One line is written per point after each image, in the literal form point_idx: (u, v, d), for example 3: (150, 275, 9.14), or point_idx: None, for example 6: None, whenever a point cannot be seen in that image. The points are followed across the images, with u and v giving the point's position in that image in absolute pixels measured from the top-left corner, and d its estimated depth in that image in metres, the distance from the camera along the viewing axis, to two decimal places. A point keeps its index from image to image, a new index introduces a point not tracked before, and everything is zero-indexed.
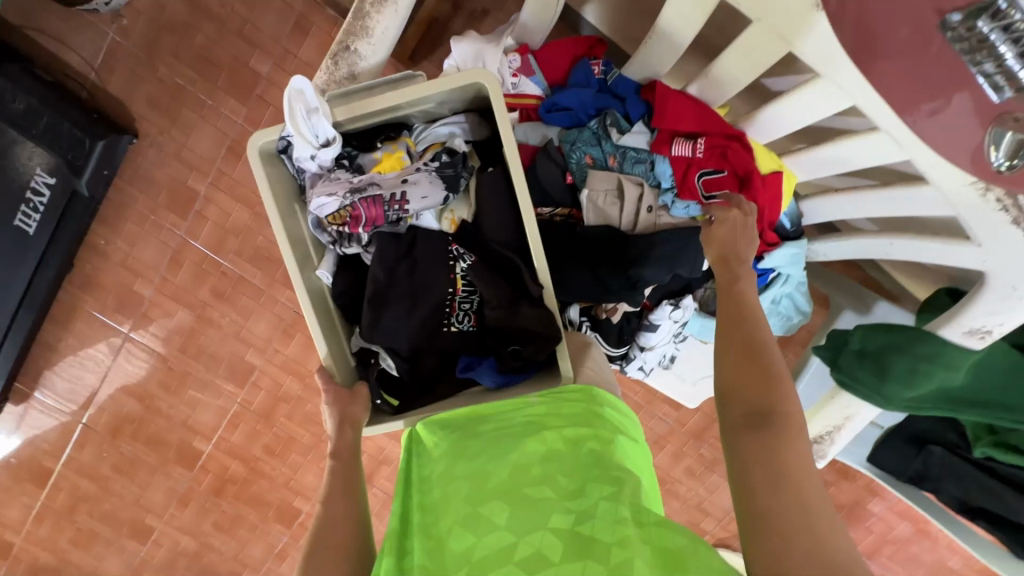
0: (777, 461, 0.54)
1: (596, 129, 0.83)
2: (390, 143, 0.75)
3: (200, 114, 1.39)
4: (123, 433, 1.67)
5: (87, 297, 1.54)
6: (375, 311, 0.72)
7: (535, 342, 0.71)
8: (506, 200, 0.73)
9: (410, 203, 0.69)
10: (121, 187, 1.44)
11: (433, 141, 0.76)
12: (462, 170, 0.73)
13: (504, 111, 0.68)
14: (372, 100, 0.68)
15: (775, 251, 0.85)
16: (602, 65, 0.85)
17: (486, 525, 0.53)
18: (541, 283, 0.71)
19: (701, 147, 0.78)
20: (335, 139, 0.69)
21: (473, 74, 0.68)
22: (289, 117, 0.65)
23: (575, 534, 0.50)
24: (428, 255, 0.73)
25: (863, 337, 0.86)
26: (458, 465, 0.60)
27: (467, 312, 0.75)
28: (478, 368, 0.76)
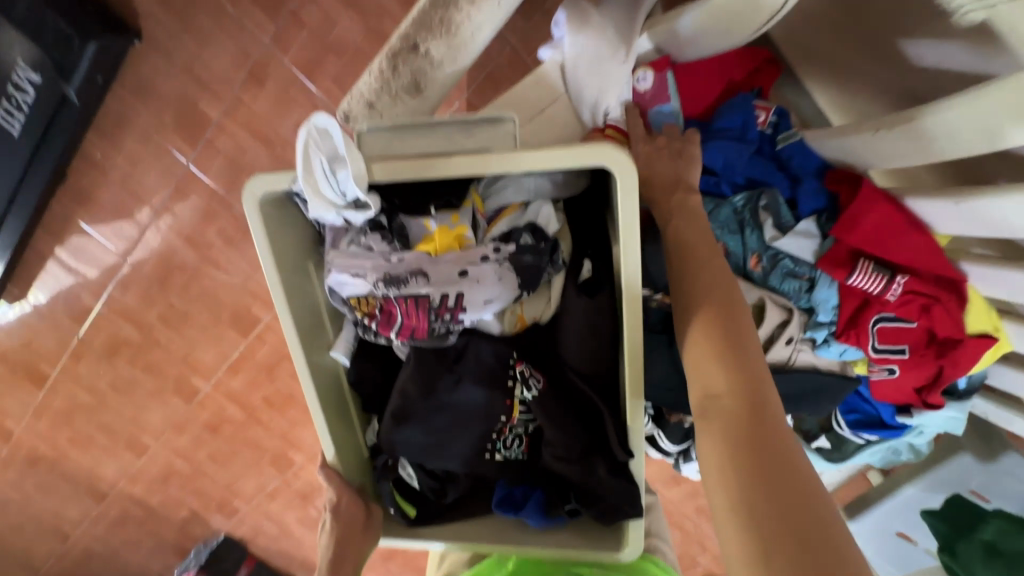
0: (735, 435, 0.48)
1: (741, 210, 0.62)
2: (450, 210, 0.52)
3: (218, 23, 1.11)
4: (120, 355, 1.58)
5: (83, 211, 1.36)
6: (399, 429, 0.55)
7: (602, 506, 0.55)
8: (603, 319, 0.52)
9: (467, 310, 0.49)
10: (119, 95, 1.20)
11: (508, 202, 0.54)
12: (547, 261, 0.51)
13: (633, 209, 0.46)
14: (444, 162, 0.47)
15: (930, 414, 0.64)
16: (773, 117, 0.63)
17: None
18: (632, 450, 0.54)
19: (898, 287, 0.56)
20: (368, 203, 0.48)
21: (596, 149, 0.45)
22: (302, 159, 0.46)
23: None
24: (482, 371, 0.53)
25: (996, 529, 0.71)
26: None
27: (517, 437, 0.57)
28: (522, 507, 0.60)
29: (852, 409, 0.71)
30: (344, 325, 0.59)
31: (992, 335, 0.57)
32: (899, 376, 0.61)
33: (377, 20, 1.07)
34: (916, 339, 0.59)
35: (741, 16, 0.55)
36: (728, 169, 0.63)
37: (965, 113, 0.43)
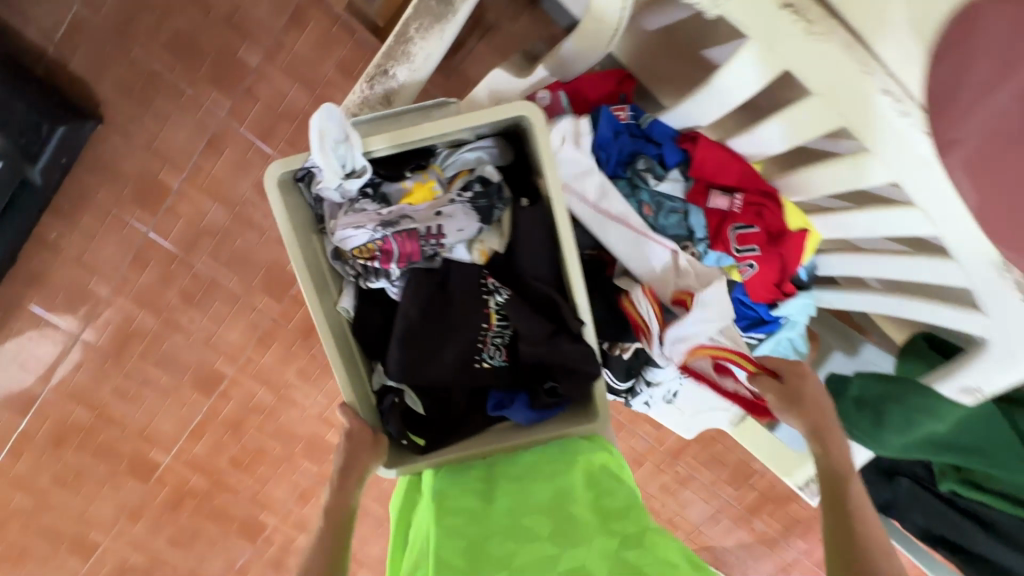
0: None
1: (630, 178, 0.81)
2: (420, 172, 0.73)
3: (177, 104, 1.26)
4: (68, 443, 1.52)
5: (33, 294, 1.38)
6: (404, 349, 0.70)
7: (572, 378, 0.71)
8: (544, 234, 0.71)
9: (446, 236, 0.69)
10: (78, 176, 1.29)
11: (460, 168, 0.73)
12: (495, 200, 0.71)
13: (549, 148, 0.66)
14: (413, 131, 0.66)
15: (790, 300, 0.87)
16: (630, 111, 0.82)
17: (532, 542, 0.64)
18: (581, 318, 0.71)
19: (738, 202, 0.78)
20: (363, 169, 0.67)
21: (516, 105, 0.65)
22: (319, 144, 0.63)
23: (619, 562, 0.61)
24: (462, 287, 0.71)
25: (861, 384, 0.92)
26: (498, 484, 0.71)
27: (498, 346, 0.73)
28: (510, 407, 0.75)
29: (744, 317, 0.92)
30: (346, 284, 0.75)
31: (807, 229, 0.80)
32: (760, 270, 0.82)
33: (323, 89, 1.27)
34: (763, 240, 0.80)
35: (603, 29, 0.79)
36: (616, 157, 0.82)
37: (735, 74, 0.66)
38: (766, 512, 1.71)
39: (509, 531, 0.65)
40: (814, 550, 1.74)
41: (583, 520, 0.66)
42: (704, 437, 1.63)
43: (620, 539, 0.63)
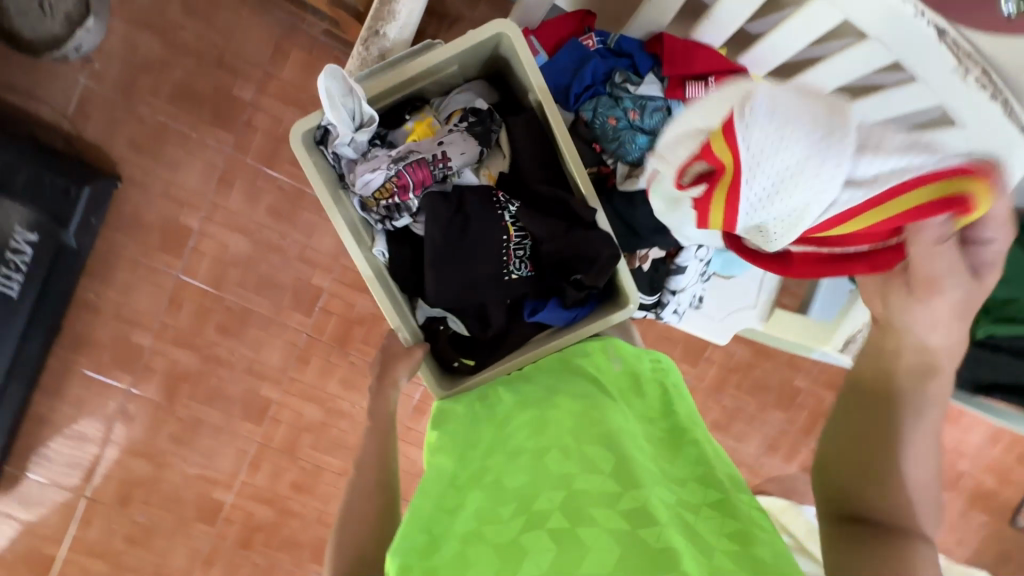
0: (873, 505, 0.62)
1: (611, 92, 0.88)
2: (418, 113, 0.79)
3: (185, 149, 1.37)
4: (134, 499, 1.56)
5: (82, 357, 1.46)
6: (436, 268, 0.75)
7: (594, 269, 0.73)
8: (538, 144, 0.78)
9: (452, 160, 0.75)
10: (107, 235, 1.39)
11: (453, 107, 0.80)
12: (490, 124, 0.77)
13: (529, 58, 0.73)
14: (408, 68, 0.72)
15: None
16: (596, 36, 0.91)
17: (592, 469, 0.57)
18: (591, 207, 0.74)
19: (713, 85, 0.84)
20: (371, 118, 0.72)
21: (490, 25, 0.71)
22: (328, 101, 0.68)
23: (682, 521, 0.53)
24: (478, 207, 0.75)
25: None
26: (558, 398, 0.66)
27: (523, 259, 0.77)
28: (545, 310, 0.79)
29: None
30: (377, 232, 0.80)
31: None
32: None
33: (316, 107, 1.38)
34: None
35: None
36: (594, 77, 0.90)
37: None
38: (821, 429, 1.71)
39: (566, 449, 0.59)
40: None
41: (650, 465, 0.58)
42: (741, 365, 1.64)
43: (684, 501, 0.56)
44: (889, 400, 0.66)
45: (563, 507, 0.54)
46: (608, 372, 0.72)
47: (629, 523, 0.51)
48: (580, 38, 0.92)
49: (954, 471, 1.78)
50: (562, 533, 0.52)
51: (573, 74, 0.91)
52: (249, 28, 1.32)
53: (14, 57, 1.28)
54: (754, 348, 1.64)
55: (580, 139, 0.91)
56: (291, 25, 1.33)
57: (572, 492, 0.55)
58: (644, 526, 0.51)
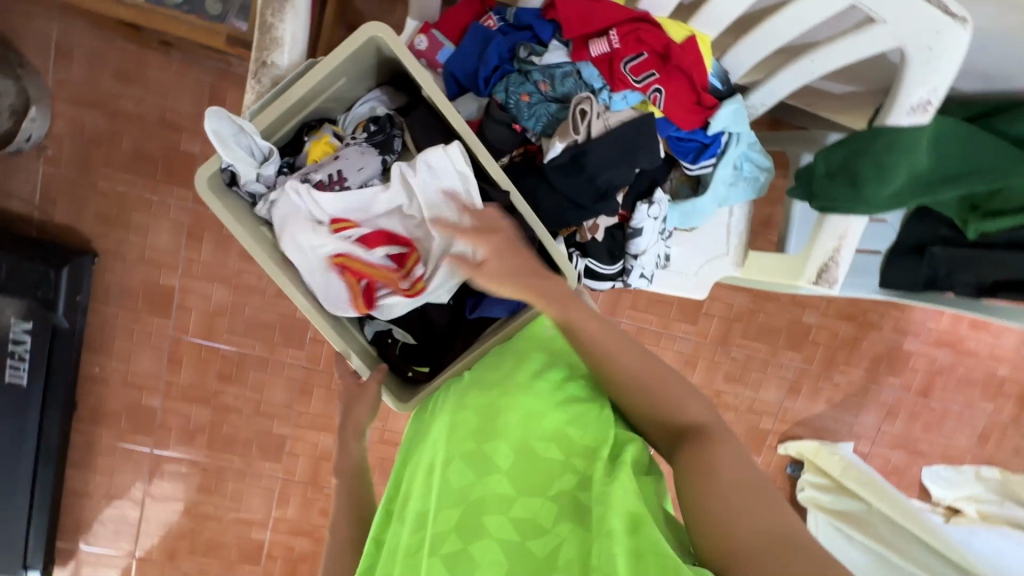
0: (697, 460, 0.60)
1: (519, 69, 0.86)
2: (316, 132, 0.78)
3: (151, 213, 1.40)
4: (180, 552, 1.61)
5: (101, 428, 1.52)
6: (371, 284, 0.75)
7: None
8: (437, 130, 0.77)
9: (349, 178, 0.74)
10: (98, 309, 1.44)
11: (357, 121, 0.79)
12: (390, 130, 0.77)
13: (408, 53, 0.70)
14: (293, 91, 0.72)
15: (718, 112, 0.88)
16: (495, 16, 0.88)
17: (489, 471, 0.64)
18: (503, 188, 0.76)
19: (616, 38, 0.81)
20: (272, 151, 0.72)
21: (365, 30, 0.69)
22: (220, 144, 0.67)
23: (569, 511, 0.61)
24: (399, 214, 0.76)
25: (825, 158, 0.89)
26: (468, 396, 0.71)
27: None
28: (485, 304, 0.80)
29: (689, 151, 0.94)
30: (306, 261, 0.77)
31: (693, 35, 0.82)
32: (667, 90, 0.84)
33: None
34: (657, 62, 0.83)
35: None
36: (500, 57, 0.87)
37: None
38: (842, 362, 1.64)
39: (467, 457, 0.66)
40: (912, 381, 1.66)
41: (547, 451, 0.65)
42: (744, 314, 1.59)
43: (576, 480, 0.63)
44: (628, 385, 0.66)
45: (458, 527, 0.61)
46: (533, 348, 0.75)
47: (517, 524, 0.60)
48: (481, 20, 0.89)
49: (995, 378, 1.68)
50: (456, 554, 0.59)
51: (480, 59, 0.88)
52: (183, 83, 1.35)
53: None
54: (753, 294, 1.58)
55: (499, 121, 0.87)
56: (222, 71, 1.36)
57: (469, 504, 0.62)
58: (531, 536, 0.59)
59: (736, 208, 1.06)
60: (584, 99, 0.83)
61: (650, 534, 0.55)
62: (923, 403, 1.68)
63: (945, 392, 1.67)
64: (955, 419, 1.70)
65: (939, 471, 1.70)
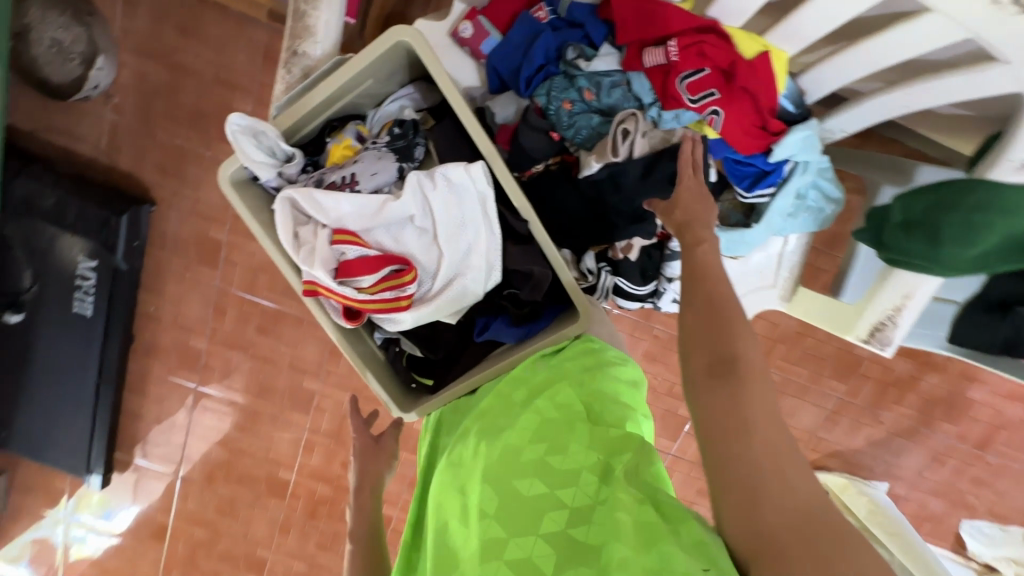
0: (742, 407, 0.56)
1: (566, 72, 0.80)
2: (338, 133, 0.77)
3: (204, 168, 1.45)
4: (217, 478, 1.77)
5: (154, 361, 1.66)
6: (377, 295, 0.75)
7: (529, 284, 0.75)
8: (459, 140, 0.75)
9: (361, 182, 0.71)
10: (155, 253, 1.53)
11: (385, 121, 0.77)
12: (413, 137, 0.74)
13: (436, 61, 0.67)
14: (321, 89, 0.70)
15: (783, 139, 0.78)
16: (546, 9, 0.81)
17: (480, 521, 0.61)
18: (525, 219, 0.74)
19: (674, 50, 0.73)
20: (295, 152, 0.73)
21: (395, 32, 0.66)
22: (240, 149, 0.68)
23: (565, 545, 0.57)
24: None
25: (902, 208, 0.78)
26: (459, 448, 0.71)
27: None
28: (494, 327, 0.81)
29: (745, 176, 0.85)
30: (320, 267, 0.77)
31: (767, 50, 0.72)
32: (727, 113, 0.76)
33: None
34: (719, 79, 0.74)
35: None
36: (546, 55, 0.80)
37: None
38: (891, 400, 1.51)
39: (463, 514, 0.64)
40: (970, 431, 1.51)
41: (534, 481, 0.61)
42: (789, 336, 1.48)
43: (569, 512, 0.59)
44: (708, 302, 0.62)
45: None
46: (521, 387, 0.74)
47: (517, 568, 0.57)
48: (531, 10, 0.82)
49: None
50: None
51: (526, 54, 0.81)
52: (239, 41, 1.35)
53: (51, 102, 1.41)
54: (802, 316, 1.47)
55: (535, 127, 0.81)
56: (277, 31, 1.34)
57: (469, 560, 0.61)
58: None
59: (792, 237, 0.96)
60: (628, 116, 0.77)
61: (663, 550, 0.52)
62: (978, 455, 1.53)
63: (1007, 448, 1.52)
64: (1015, 477, 1.54)
65: (981, 527, 1.57)
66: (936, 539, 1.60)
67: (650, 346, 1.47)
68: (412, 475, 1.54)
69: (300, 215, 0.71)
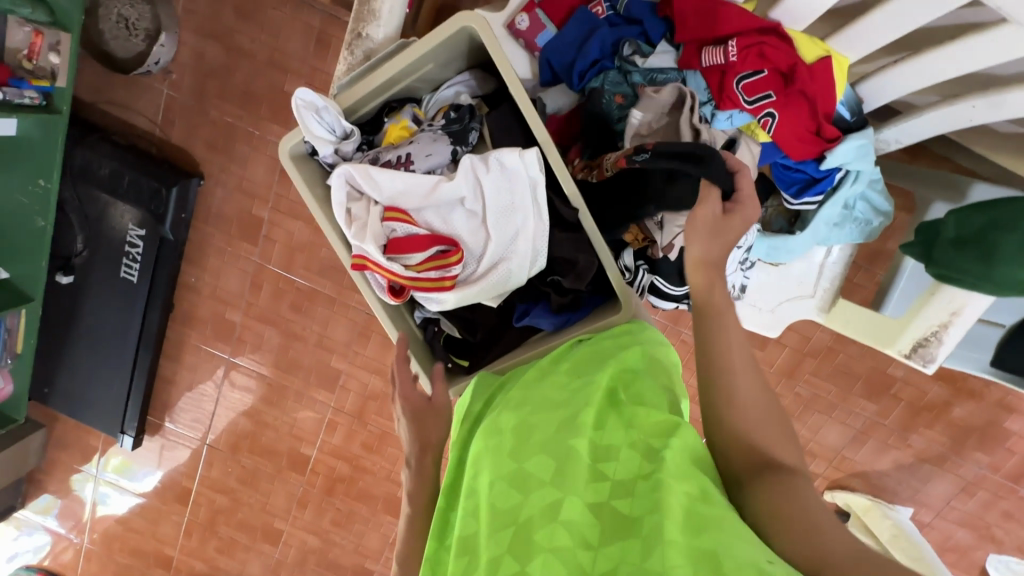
0: (793, 491, 0.61)
1: (620, 66, 0.81)
2: (394, 114, 0.79)
3: (251, 146, 1.49)
4: (242, 448, 1.82)
5: (190, 330, 1.72)
6: None
7: (573, 272, 0.78)
8: (512, 126, 0.77)
9: (416, 162, 0.73)
10: (199, 227, 1.59)
11: (441, 105, 0.79)
12: (469, 122, 0.75)
13: (496, 46, 0.69)
14: (379, 72, 0.73)
15: (837, 147, 0.78)
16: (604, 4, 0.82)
17: (531, 487, 0.61)
18: (574, 207, 0.77)
19: (733, 50, 0.73)
20: (352, 129, 0.75)
21: (463, 17, 0.69)
22: (303, 123, 0.71)
23: (611, 518, 0.58)
24: None
25: (957, 223, 0.76)
26: (501, 414, 0.70)
27: None
28: (534, 313, 0.85)
29: (794, 183, 0.85)
30: None
31: (830, 55, 0.72)
32: (782, 117, 0.75)
33: None
34: (778, 82, 0.74)
35: None
36: (602, 51, 0.81)
37: None
38: (923, 424, 1.47)
39: (508, 477, 0.63)
40: (1004, 463, 1.46)
41: (580, 454, 0.62)
42: (820, 350, 1.46)
43: (614, 487, 0.60)
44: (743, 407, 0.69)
45: (511, 551, 0.57)
46: (563, 363, 0.75)
47: (567, 536, 0.57)
48: (589, 5, 0.83)
49: None
50: None
51: (583, 47, 0.81)
52: (294, 25, 1.39)
53: (113, 75, 1.47)
54: (836, 331, 1.44)
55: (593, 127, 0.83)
56: (331, 17, 1.38)
57: (520, 526, 0.59)
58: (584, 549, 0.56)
59: (836, 248, 0.95)
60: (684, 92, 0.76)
61: (715, 535, 0.53)
62: (1010, 488, 1.48)
63: None
64: None
65: (1009, 563, 1.52)
66: (959, 570, 1.55)
67: (676, 350, 1.46)
68: None
69: (353, 191, 0.73)
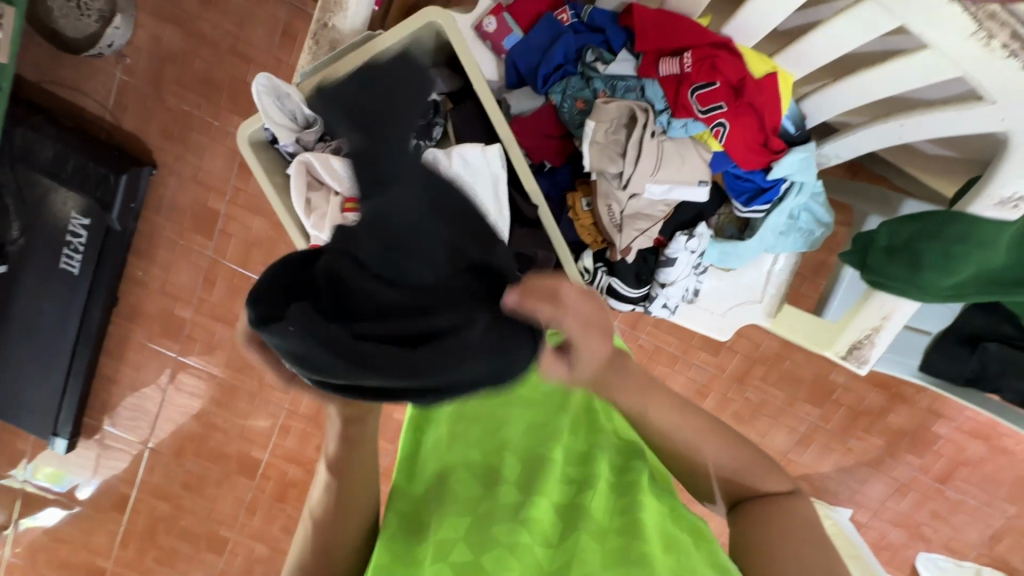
0: (769, 521, 0.66)
1: (582, 73, 0.85)
2: None
3: (209, 136, 1.45)
4: (187, 451, 1.74)
5: (135, 327, 1.64)
6: None
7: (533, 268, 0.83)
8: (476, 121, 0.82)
9: None
10: (149, 217, 1.52)
11: None
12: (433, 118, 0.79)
13: (465, 48, 0.73)
14: (340, 65, 0.74)
15: (782, 158, 0.83)
16: (569, 11, 0.85)
17: (497, 483, 0.72)
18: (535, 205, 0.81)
19: (688, 61, 0.77)
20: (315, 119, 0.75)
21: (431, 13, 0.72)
22: (262, 106, 0.72)
23: (568, 516, 0.69)
24: None
25: (890, 232, 0.82)
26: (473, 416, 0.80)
27: None
28: None
29: (744, 192, 0.90)
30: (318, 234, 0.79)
31: (776, 71, 0.77)
32: (732, 126, 0.81)
33: None
34: (728, 94, 0.78)
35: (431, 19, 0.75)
36: (566, 56, 0.85)
37: None
38: (861, 429, 1.56)
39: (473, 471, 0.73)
40: (932, 465, 1.56)
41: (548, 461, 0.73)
42: (769, 356, 1.53)
43: (576, 488, 0.72)
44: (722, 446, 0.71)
45: (467, 539, 0.66)
46: None
47: (525, 531, 0.66)
48: (555, 12, 0.86)
49: None
50: (466, 564, 0.64)
51: (547, 51, 0.85)
52: (258, 15, 1.37)
53: (61, 55, 1.40)
54: (783, 338, 1.51)
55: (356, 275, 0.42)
56: (298, 9, 1.37)
57: (478, 518, 0.68)
58: (543, 545, 0.66)
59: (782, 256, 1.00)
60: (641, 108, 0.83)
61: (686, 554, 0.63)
62: (939, 489, 1.58)
63: (965, 484, 1.57)
64: (970, 513, 1.59)
65: (936, 559, 1.62)
66: (893, 569, 1.64)
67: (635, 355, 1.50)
68: (386, 463, 1.54)
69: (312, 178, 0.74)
